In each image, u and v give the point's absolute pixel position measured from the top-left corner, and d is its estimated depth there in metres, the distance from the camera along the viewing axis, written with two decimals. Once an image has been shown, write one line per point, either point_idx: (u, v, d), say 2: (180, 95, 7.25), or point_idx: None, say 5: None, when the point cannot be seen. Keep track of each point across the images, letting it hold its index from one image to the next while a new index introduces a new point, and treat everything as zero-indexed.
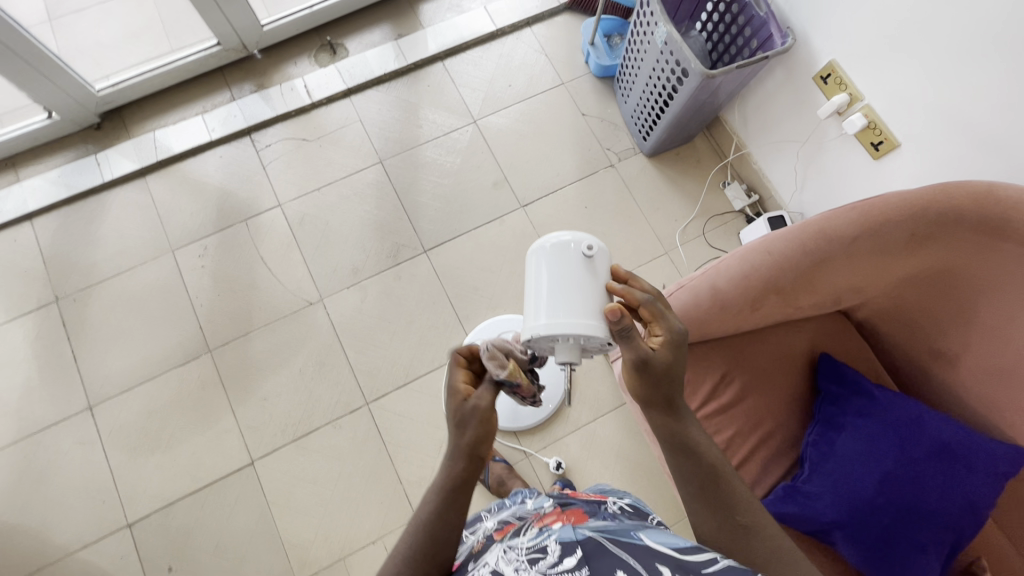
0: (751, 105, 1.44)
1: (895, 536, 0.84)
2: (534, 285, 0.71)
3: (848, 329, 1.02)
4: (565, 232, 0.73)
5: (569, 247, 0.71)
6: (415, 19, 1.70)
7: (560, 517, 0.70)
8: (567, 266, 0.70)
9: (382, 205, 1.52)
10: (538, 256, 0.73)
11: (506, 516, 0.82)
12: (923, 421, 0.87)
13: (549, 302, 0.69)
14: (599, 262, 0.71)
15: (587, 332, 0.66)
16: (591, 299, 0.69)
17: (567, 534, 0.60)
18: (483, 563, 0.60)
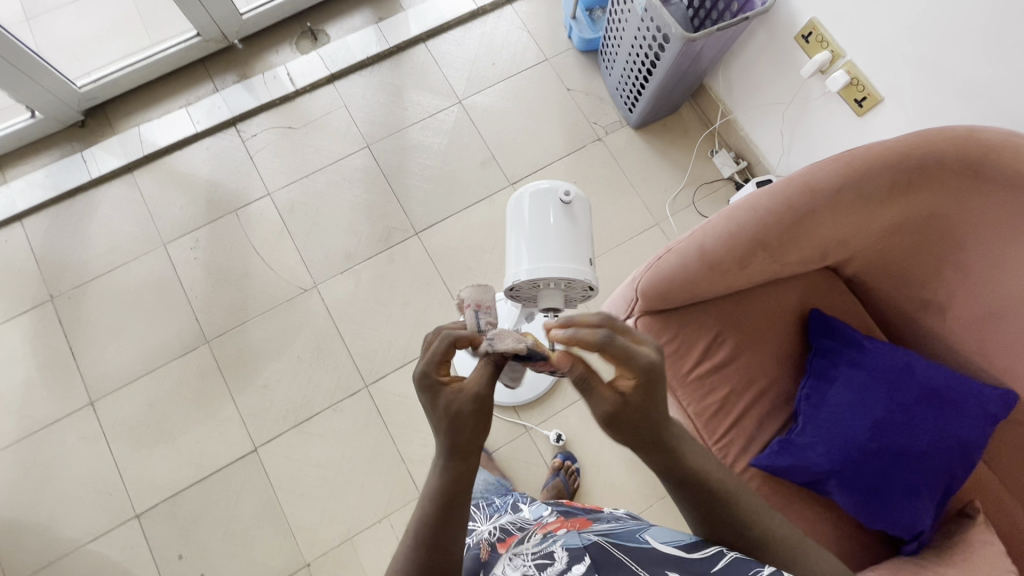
0: (735, 70, 1.44)
1: (889, 482, 0.85)
2: (517, 235, 0.76)
3: (837, 284, 1.03)
4: (542, 184, 0.78)
5: (549, 197, 0.77)
6: (395, 1, 1.69)
7: (563, 522, 0.73)
8: (545, 212, 0.75)
9: (372, 189, 1.52)
10: (519, 207, 0.78)
11: (505, 522, 0.83)
12: (912, 367, 0.89)
13: (531, 247, 0.74)
14: (576, 210, 0.77)
15: (566, 273, 0.71)
16: (569, 243, 0.74)
17: (573, 539, 0.64)
18: (492, 572, 0.64)
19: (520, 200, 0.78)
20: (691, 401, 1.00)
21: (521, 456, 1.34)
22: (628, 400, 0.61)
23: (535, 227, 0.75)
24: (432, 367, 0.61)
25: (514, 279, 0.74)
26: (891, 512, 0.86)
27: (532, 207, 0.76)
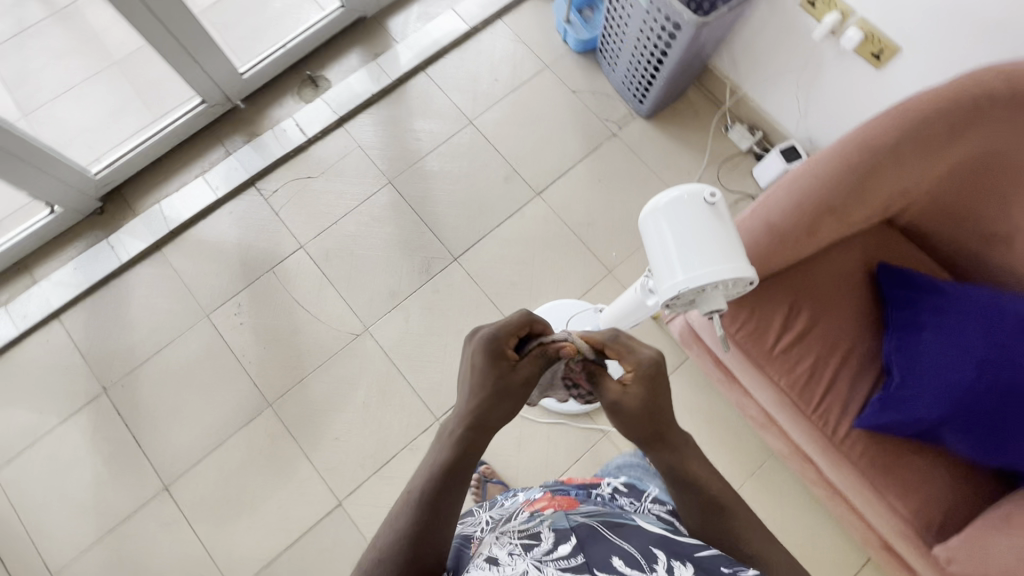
0: (737, 45, 1.46)
1: (1005, 419, 0.86)
2: (671, 242, 0.76)
3: (896, 236, 1.06)
4: (684, 185, 0.77)
5: (695, 199, 0.76)
6: (387, 36, 1.70)
7: (551, 502, 0.75)
8: (696, 217, 0.75)
9: (402, 223, 1.52)
10: (663, 213, 0.77)
11: (503, 505, 0.85)
12: (1000, 303, 0.90)
13: (695, 254, 0.74)
14: (722, 210, 0.78)
15: (740, 271, 0.72)
16: (725, 242, 0.75)
17: (560, 520, 0.63)
18: (478, 556, 0.62)
19: (663, 206, 0.77)
20: (780, 374, 1.01)
21: (604, 459, 1.34)
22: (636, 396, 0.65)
23: (690, 231, 0.75)
24: (499, 338, 0.69)
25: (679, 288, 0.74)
26: (1008, 448, 0.87)
27: (680, 211, 0.76)
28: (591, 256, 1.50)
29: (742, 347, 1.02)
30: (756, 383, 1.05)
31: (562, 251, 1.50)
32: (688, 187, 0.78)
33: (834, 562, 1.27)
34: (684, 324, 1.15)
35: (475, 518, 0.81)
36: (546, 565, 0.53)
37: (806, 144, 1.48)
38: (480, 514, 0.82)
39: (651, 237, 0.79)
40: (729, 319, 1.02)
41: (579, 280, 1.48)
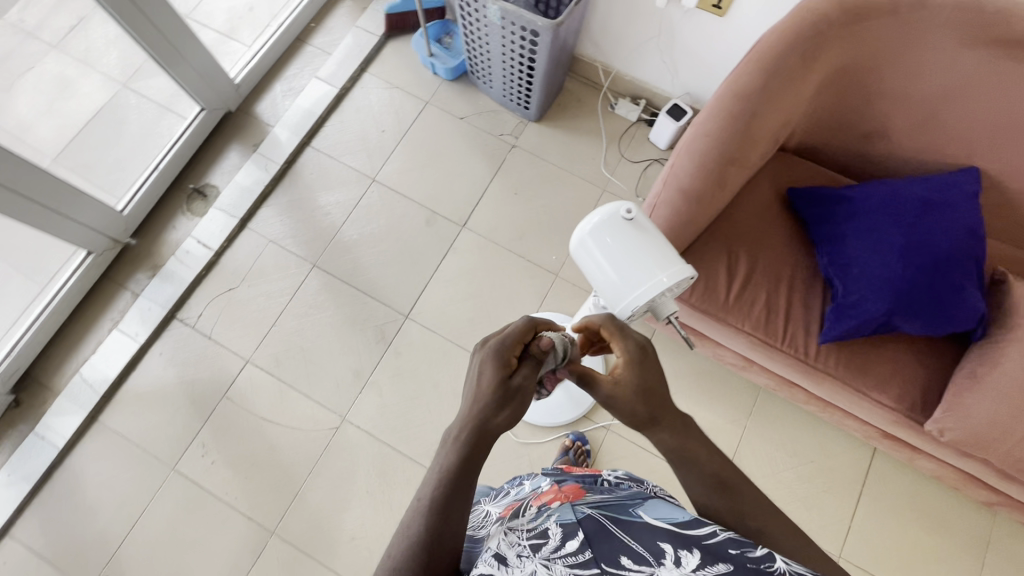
0: (594, 30, 1.52)
1: (938, 290, 0.94)
2: (605, 269, 0.77)
3: (791, 159, 1.14)
4: (598, 211, 0.77)
5: (612, 220, 0.77)
6: (260, 123, 1.65)
7: (556, 496, 0.68)
8: (621, 236, 0.76)
9: (342, 301, 1.48)
10: (588, 242, 0.78)
11: (512, 500, 0.81)
12: (897, 192, 0.99)
13: (630, 275, 0.75)
14: (642, 220, 0.78)
15: (678, 278, 0.74)
16: (657, 250, 0.76)
17: (566, 514, 0.57)
18: (487, 550, 0.60)
19: (586, 236, 0.78)
20: (744, 320, 1.05)
21: (615, 451, 1.36)
22: (634, 380, 0.65)
23: (619, 254, 0.76)
24: (504, 346, 0.68)
25: (628, 309, 0.77)
26: (952, 313, 0.95)
27: (603, 238, 0.77)
28: (534, 266, 1.52)
29: (701, 308, 1.06)
30: (724, 335, 1.09)
31: (506, 270, 1.51)
32: (603, 208, 0.78)
33: (847, 462, 1.35)
34: None
35: (485, 511, 0.81)
36: (554, 565, 0.49)
37: (687, 98, 1.56)
38: (490, 508, 0.82)
39: (587, 265, 0.80)
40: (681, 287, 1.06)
41: (531, 292, 1.49)
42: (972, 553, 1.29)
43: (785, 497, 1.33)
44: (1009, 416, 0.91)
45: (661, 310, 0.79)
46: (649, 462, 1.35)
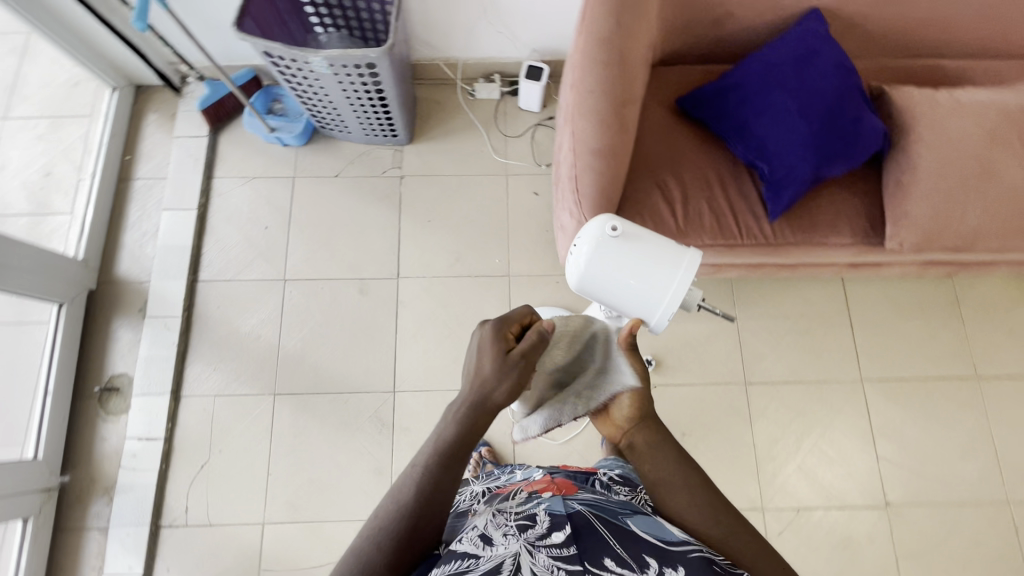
0: (420, 31, 1.45)
1: (841, 128, 1.01)
2: (621, 292, 0.72)
3: (659, 74, 1.19)
4: (583, 238, 0.74)
5: (601, 242, 0.73)
6: (132, 285, 1.46)
7: (548, 486, 0.74)
8: (619, 253, 0.72)
9: (323, 412, 1.37)
10: (589, 273, 0.74)
11: (502, 483, 0.84)
12: (766, 62, 1.05)
13: (647, 287, 0.71)
14: (629, 228, 0.74)
15: (694, 264, 0.71)
16: (659, 247, 0.72)
17: (557, 505, 0.64)
18: (472, 526, 0.64)
19: (584, 269, 0.74)
20: (699, 235, 1.08)
21: None
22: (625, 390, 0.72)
23: (626, 273, 0.72)
24: (503, 321, 0.69)
25: (663, 319, 0.72)
26: (862, 142, 1.02)
27: (602, 263, 0.73)
28: (484, 279, 1.48)
29: None
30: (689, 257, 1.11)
31: (461, 297, 1.46)
32: (585, 233, 0.75)
33: (827, 300, 1.47)
34: None
35: (471, 490, 0.83)
36: (539, 550, 0.55)
37: (536, 54, 1.54)
38: (475, 488, 0.84)
39: (599, 294, 0.75)
40: None
41: (495, 304, 1.46)
42: (952, 317, 1.46)
43: (795, 357, 1.43)
44: (944, 205, 1.01)
45: (690, 303, 0.74)
46: (675, 393, 1.40)
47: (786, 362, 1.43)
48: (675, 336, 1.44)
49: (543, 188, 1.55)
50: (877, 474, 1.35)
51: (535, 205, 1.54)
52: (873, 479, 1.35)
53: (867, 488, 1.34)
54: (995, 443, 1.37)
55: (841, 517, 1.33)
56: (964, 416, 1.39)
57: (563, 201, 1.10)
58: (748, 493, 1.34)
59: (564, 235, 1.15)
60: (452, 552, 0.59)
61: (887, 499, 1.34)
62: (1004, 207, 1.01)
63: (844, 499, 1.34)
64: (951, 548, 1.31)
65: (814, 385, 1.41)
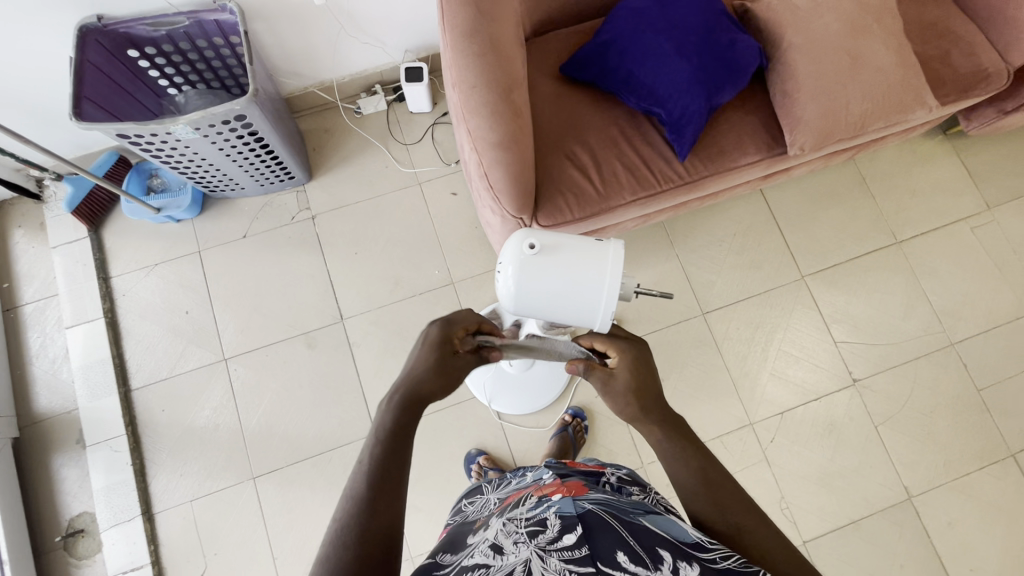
0: (282, 63, 1.36)
1: (720, 55, 1.04)
2: (558, 303, 0.71)
3: (535, 46, 1.18)
4: (504, 262, 0.71)
5: (523, 263, 0.70)
6: (59, 418, 1.34)
7: (558, 489, 0.70)
8: (542, 270, 0.70)
9: (311, 479, 1.32)
10: (521, 294, 0.71)
11: (514, 488, 0.83)
12: (634, 8, 1.05)
13: (581, 294, 0.69)
14: (546, 240, 0.71)
15: (621, 261, 0.69)
16: (582, 254, 0.70)
17: (568, 506, 0.61)
18: (483, 537, 0.62)
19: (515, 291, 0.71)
20: (620, 193, 1.08)
21: None
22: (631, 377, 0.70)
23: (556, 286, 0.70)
24: (450, 323, 0.71)
25: (606, 318, 0.71)
26: (742, 62, 1.05)
27: (530, 282, 0.70)
28: (429, 294, 1.44)
29: (587, 214, 1.07)
30: (618, 216, 1.12)
31: (412, 319, 1.42)
32: (505, 255, 0.72)
33: (753, 212, 1.53)
34: None
35: (485, 501, 0.82)
36: (549, 553, 0.53)
37: (410, 54, 1.48)
38: (490, 498, 0.83)
39: (533, 310, 0.73)
40: (560, 213, 1.06)
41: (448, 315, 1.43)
42: (864, 195, 1.55)
43: (741, 275, 1.49)
44: (829, 101, 1.05)
45: (627, 291, 0.73)
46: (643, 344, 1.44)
47: (734, 282, 1.49)
48: None
49: (460, 187, 1.52)
50: (840, 358, 1.45)
51: (457, 205, 1.51)
52: (838, 364, 1.44)
53: (835, 374, 1.44)
54: (929, 296, 1.49)
55: (820, 407, 1.42)
56: (897, 281, 1.50)
57: (481, 199, 1.09)
58: (734, 414, 1.41)
59: (494, 231, 1.14)
60: (460, 564, 0.56)
61: (854, 377, 1.44)
62: (879, 88, 1.07)
63: (818, 390, 1.43)
64: (917, 401, 1.43)
65: (764, 295, 1.48)
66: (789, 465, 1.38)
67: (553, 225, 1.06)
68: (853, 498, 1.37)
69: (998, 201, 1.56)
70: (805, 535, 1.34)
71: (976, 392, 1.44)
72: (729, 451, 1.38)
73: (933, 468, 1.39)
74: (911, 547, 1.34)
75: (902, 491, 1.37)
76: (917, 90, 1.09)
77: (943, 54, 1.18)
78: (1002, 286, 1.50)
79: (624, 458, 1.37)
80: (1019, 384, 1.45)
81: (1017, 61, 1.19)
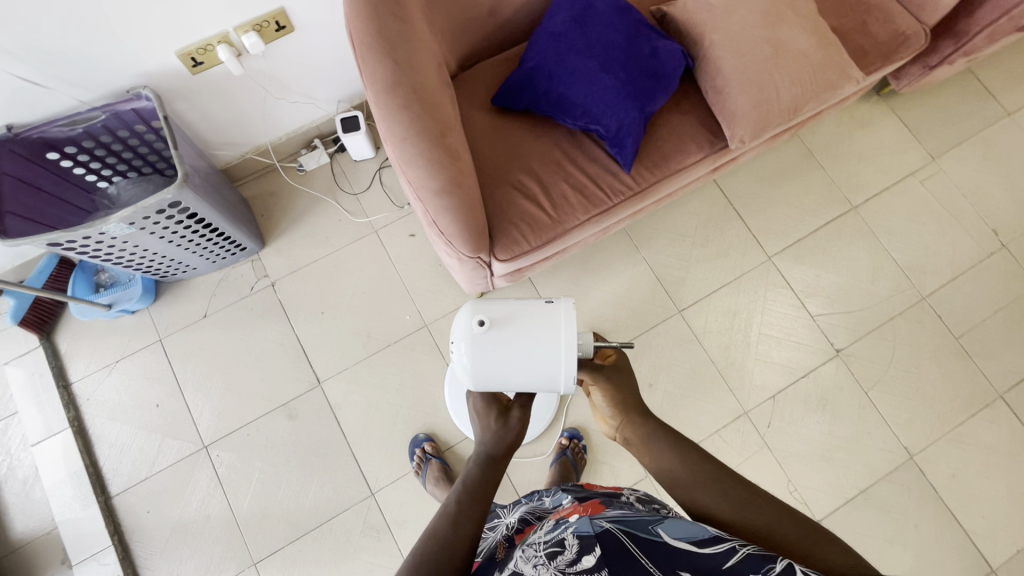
0: (212, 137, 1.33)
1: (644, 64, 1.04)
2: (518, 374, 0.72)
3: (463, 81, 1.17)
4: (456, 341, 0.74)
5: (475, 340, 0.73)
6: (39, 540, 1.27)
7: (575, 509, 0.67)
8: (496, 344, 0.73)
9: (314, 554, 1.28)
10: (480, 371, 0.73)
11: (528, 514, 0.78)
12: (552, 32, 1.05)
13: (539, 358, 0.72)
14: (495, 314, 0.74)
15: (572, 326, 0.73)
16: (534, 325, 0.73)
17: (584, 525, 0.58)
18: (505, 565, 0.59)
19: (473, 370, 0.73)
20: (573, 215, 1.08)
21: None
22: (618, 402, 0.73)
23: (516, 360, 0.72)
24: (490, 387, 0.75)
25: (570, 378, 0.73)
26: (668, 66, 1.06)
27: (486, 359, 0.73)
28: (404, 340, 1.41)
29: (544, 239, 1.06)
30: (576, 237, 1.11)
31: (391, 369, 1.39)
32: (457, 334, 0.75)
33: (710, 202, 1.54)
34: (498, 279, 1.16)
35: (502, 525, 0.79)
36: None
37: (344, 104, 1.46)
38: (508, 520, 0.79)
39: (503, 388, 0.74)
40: (516, 244, 1.05)
41: (426, 359, 1.40)
42: (813, 167, 1.57)
43: (709, 267, 1.49)
44: (759, 90, 1.06)
45: (586, 348, 0.74)
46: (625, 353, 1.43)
47: (704, 275, 1.49)
48: (603, 302, 1.46)
49: (417, 227, 1.49)
50: (819, 331, 1.46)
51: (416, 246, 1.48)
52: (818, 338, 1.45)
53: (817, 348, 1.45)
54: (893, 255, 1.51)
55: (809, 383, 1.42)
56: (860, 246, 1.52)
57: (435, 242, 1.07)
58: (728, 405, 1.40)
59: (455, 271, 1.12)
60: None
61: (836, 347, 1.45)
62: (805, 70, 1.08)
63: (804, 367, 1.43)
64: (901, 360, 1.44)
65: (735, 283, 1.48)
66: (790, 447, 1.38)
67: (513, 257, 1.04)
68: (857, 467, 1.37)
69: (941, 151, 1.59)
70: (819, 514, 1.34)
71: (954, 341, 1.46)
72: (729, 444, 1.38)
73: (928, 423, 1.40)
74: (922, 507, 1.35)
75: (903, 451, 1.38)
76: (842, 67, 1.11)
77: (861, 25, 1.21)
78: (960, 232, 1.53)
79: (626, 472, 1.36)
80: (992, 325, 1.48)
81: (931, 20, 1.22)
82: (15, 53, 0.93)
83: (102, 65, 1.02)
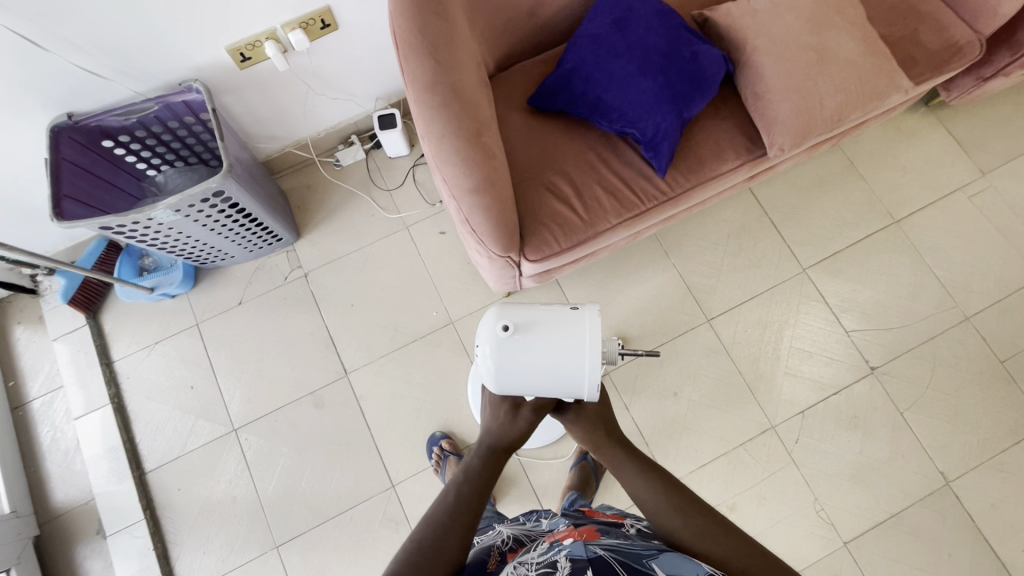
0: (254, 129, 1.37)
1: (684, 69, 1.03)
2: (542, 376, 0.73)
3: (500, 80, 1.18)
4: (481, 344, 0.76)
5: (500, 343, 0.75)
6: (78, 510, 1.33)
7: (570, 533, 0.67)
8: (519, 347, 0.74)
9: (333, 541, 1.30)
10: (504, 377, 0.74)
11: (527, 535, 0.77)
12: (592, 34, 1.05)
13: (564, 358, 0.74)
14: (518, 319, 0.76)
15: (595, 322, 0.75)
16: (558, 326, 0.75)
17: (579, 550, 0.58)
18: None
19: (497, 375, 0.74)
20: (605, 218, 1.07)
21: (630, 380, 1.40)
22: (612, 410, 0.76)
23: (543, 362, 0.73)
24: None
25: (594, 377, 0.73)
26: (708, 72, 1.05)
27: (510, 364, 0.74)
28: (429, 336, 1.43)
29: (574, 241, 1.06)
30: (606, 241, 1.11)
31: (416, 364, 1.41)
32: (481, 337, 0.77)
33: (744, 210, 1.52)
34: (527, 280, 1.16)
35: (494, 535, 0.78)
36: None
37: (382, 102, 1.49)
38: (502, 532, 0.79)
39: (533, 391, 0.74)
40: (546, 244, 1.05)
41: (450, 356, 1.42)
42: (854, 178, 1.53)
43: (741, 276, 1.47)
44: (802, 101, 1.04)
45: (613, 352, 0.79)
46: (650, 360, 1.41)
47: (735, 284, 1.46)
48: (630, 307, 1.45)
49: (447, 224, 1.51)
50: (854, 348, 1.41)
51: (446, 244, 1.50)
52: (854, 354, 1.41)
53: (851, 365, 1.40)
54: (936, 272, 1.46)
55: (841, 400, 1.38)
56: (900, 261, 1.47)
57: (467, 241, 1.08)
58: (755, 419, 1.37)
59: (484, 270, 1.12)
60: None
61: (872, 365, 1.40)
62: (852, 79, 1.05)
63: (835, 383, 1.39)
64: (941, 382, 1.39)
65: (767, 295, 1.45)
66: (818, 465, 1.34)
67: (543, 256, 1.04)
68: (887, 490, 1.32)
69: (991, 167, 1.53)
70: (845, 535, 1.30)
71: (999, 364, 1.40)
72: (753, 458, 1.35)
73: (966, 448, 1.34)
74: (956, 535, 1.29)
75: (938, 477, 1.33)
76: (890, 76, 1.08)
77: (911, 33, 1.17)
78: (1008, 253, 1.47)
79: None
80: None
81: (986, 29, 1.18)
82: (80, 44, 0.98)
83: (159, 58, 1.07)
